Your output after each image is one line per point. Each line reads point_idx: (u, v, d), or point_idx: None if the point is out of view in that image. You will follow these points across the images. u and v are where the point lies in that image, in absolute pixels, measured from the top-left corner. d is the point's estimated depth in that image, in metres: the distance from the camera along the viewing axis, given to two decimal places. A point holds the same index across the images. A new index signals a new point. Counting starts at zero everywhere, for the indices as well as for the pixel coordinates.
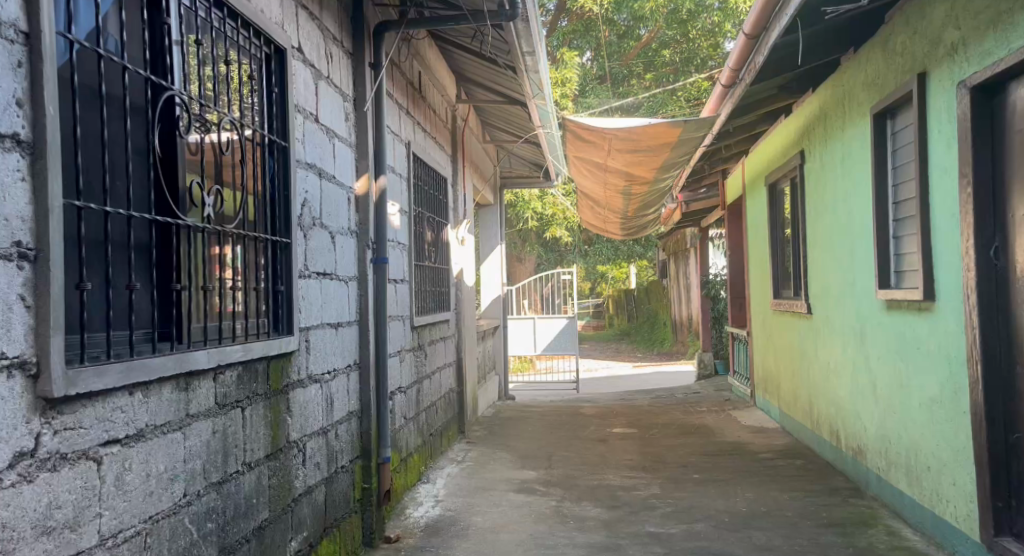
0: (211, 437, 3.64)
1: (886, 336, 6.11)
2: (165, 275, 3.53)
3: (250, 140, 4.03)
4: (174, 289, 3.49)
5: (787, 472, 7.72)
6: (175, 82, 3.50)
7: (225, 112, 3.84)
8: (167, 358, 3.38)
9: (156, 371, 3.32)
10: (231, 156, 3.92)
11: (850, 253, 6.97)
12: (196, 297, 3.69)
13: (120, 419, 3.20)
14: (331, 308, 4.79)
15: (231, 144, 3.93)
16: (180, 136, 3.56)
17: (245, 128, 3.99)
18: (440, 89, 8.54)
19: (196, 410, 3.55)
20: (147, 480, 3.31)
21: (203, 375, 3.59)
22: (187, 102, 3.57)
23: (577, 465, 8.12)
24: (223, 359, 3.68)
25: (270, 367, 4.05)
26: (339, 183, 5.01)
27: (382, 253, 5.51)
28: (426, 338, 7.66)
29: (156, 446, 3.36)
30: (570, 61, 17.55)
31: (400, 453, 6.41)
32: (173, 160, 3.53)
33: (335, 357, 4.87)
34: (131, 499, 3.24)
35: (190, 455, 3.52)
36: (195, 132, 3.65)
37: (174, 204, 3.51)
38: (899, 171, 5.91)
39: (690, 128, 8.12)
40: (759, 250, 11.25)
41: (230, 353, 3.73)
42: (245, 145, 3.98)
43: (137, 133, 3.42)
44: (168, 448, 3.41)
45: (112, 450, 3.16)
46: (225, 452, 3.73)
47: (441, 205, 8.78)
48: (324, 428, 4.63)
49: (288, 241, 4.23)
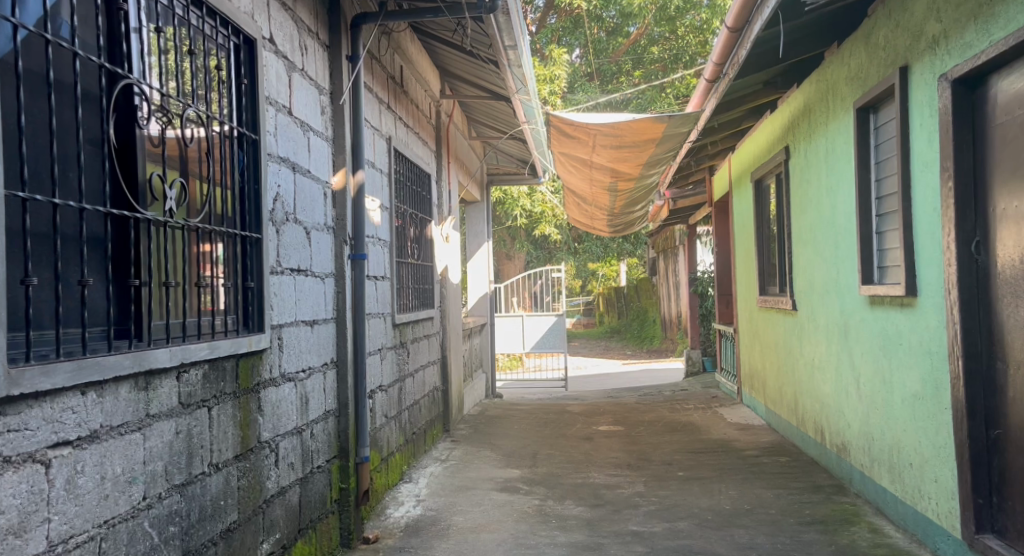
0: (174, 438, 3.57)
1: (869, 332, 6.06)
2: (122, 269, 3.46)
3: (217, 133, 3.96)
4: (132, 283, 3.43)
5: (772, 469, 7.67)
6: (131, 71, 3.45)
7: (189, 103, 3.77)
8: (124, 357, 3.31)
9: (111, 370, 3.25)
10: (196, 149, 3.86)
11: (834, 249, 6.92)
12: (156, 292, 3.62)
13: (72, 420, 3.13)
14: (306, 305, 4.73)
15: (195, 137, 3.85)
16: (139, 127, 3.50)
17: (211, 119, 3.92)
18: (423, 85, 8.48)
19: (157, 410, 3.49)
20: (102, 483, 3.24)
21: (164, 374, 3.53)
22: (146, 92, 3.52)
23: (562, 464, 8.06)
24: (186, 357, 3.61)
25: (239, 365, 3.99)
26: (315, 178, 4.94)
27: (360, 250, 5.45)
28: (409, 336, 7.59)
29: (112, 448, 3.28)
30: (558, 58, 17.50)
31: (380, 453, 6.34)
32: (128, 151, 3.48)
33: (310, 355, 4.81)
34: (84, 503, 3.17)
35: (150, 457, 3.45)
36: (155, 124, 3.59)
37: (129, 197, 3.46)
38: (882, 165, 5.87)
39: (674, 123, 8.06)
40: (745, 246, 11.20)
41: (195, 352, 3.66)
42: (212, 138, 3.92)
43: (90, 123, 3.36)
44: (125, 450, 3.34)
45: (63, 452, 3.09)
46: (189, 453, 3.66)
47: (425, 201, 8.72)
48: (298, 427, 4.57)
49: (259, 236, 4.16)
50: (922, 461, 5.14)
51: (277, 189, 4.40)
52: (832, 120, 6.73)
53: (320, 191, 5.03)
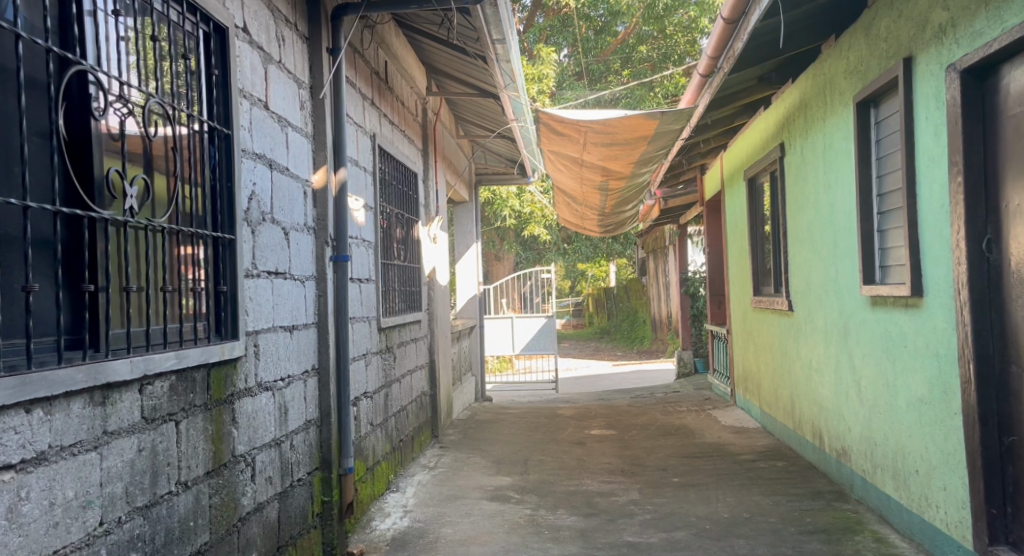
0: (136, 456, 3.35)
1: (871, 334, 5.86)
2: (75, 273, 3.25)
3: (183, 127, 3.74)
4: (85, 288, 3.22)
5: (769, 474, 7.47)
6: (85, 57, 3.25)
7: (151, 94, 3.55)
8: (76, 370, 3.09)
9: (61, 385, 3.03)
10: (160, 145, 3.64)
11: (832, 248, 6.72)
12: (115, 297, 3.40)
13: (15, 441, 2.90)
14: (284, 310, 4.50)
15: (160, 131, 3.64)
16: (94, 119, 3.30)
17: (177, 113, 3.69)
18: (409, 81, 8.27)
19: (115, 427, 3.26)
20: (51, 509, 3.01)
21: (124, 387, 3.31)
22: (103, 81, 3.31)
23: (553, 471, 7.84)
24: (149, 368, 3.39)
25: (210, 375, 3.76)
26: (294, 175, 4.71)
27: (343, 251, 5.22)
28: (395, 340, 7.36)
29: (63, 471, 3.06)
30: (547, 57, 17.29)
31: (365, 462, 6.12)
32: (80, 144, 3.27)
33: (290, 363, 4.58)
34: (31, 533, 2.95)
35: (108, 478, 3.23)
36: (113, 116, 3.38)
37: (81, 195, 3.25)
38: (883, 161, 5.67)
39: (667, 120, 7.85)
40: (738, 244, 11.00)
41: (159, 362, 3.44)
42: (178, 133, 3.70)
43: (38, 114, 3.15)
44: (78, 472, 3.11)
45: (4, 478, 2.87)
46: (154, 472, 3.43)
47: (411, 201, 8.50)
48: (277, 439, 4.34)
49: (232, 238, 3.93)
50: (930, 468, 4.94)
51: (252, 187, 4.17)
52: (828, 115, 6.54)
53: (300, 190, 4.80)
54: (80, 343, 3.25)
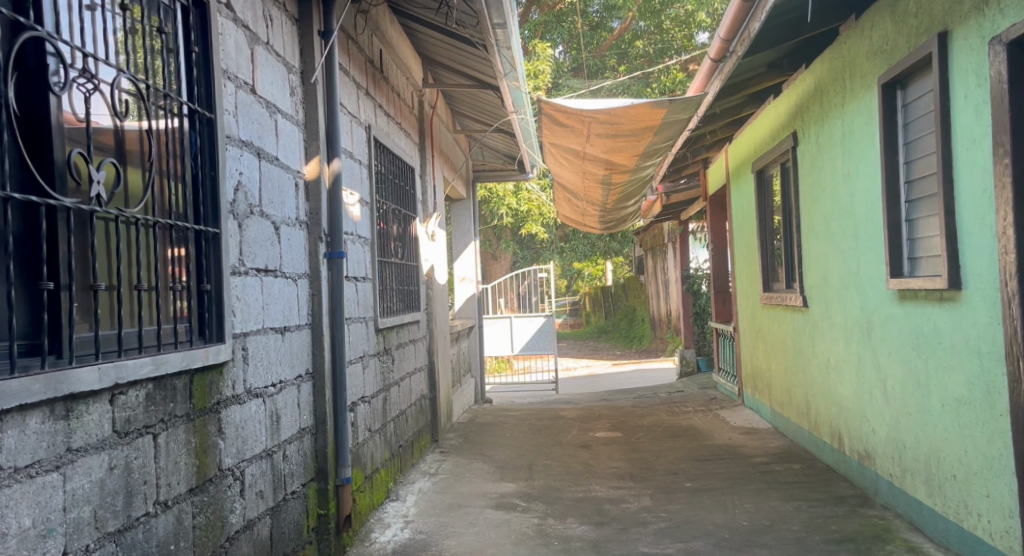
0: (107, 475, 3.02)
1: (899, 329, 5.54)
2: (31, 267, 2.92)
3: (157, 108, 3.40)
4: (42, 287, 2.89)
5: (787, 478, 7.15)
6: (43, 27, 2.93)
7: (120, 70, 3.22)
8: (33, 381, 2.75)
9: (15, 397, 2.69)
10: (133, 128, 3.31)
11: (853, 240, 6.40)
12: (80, 296, 3.07)
13: None
14: (275, 310, 4.16)
15: (132, 112, 3.30)
16: (53, 94, 2.97)
17: (151, 94, 3.36)
18: (405, 73, 7.93)
19: (81, 444, 2.93)
20: (4, 541, 2.68)
21: (91, 398, 2.97)
22: (63, 54, 2.99)
23: (560, 476, 7.51)
24: (122, 376, 3.06)
25: (194, 382, 3.42)
26: (284, 165, 4.37)
27: (338, 248, 4.88)
28: (393, 342, 7.02)
29: (19, 497, 2.72)
30: (543, 52, 16.95)
31: (364, 470, 5.78)
32: (36, 125, 2.95)
33: (282, 367, 4.24)
34: None
35: (72, 502, 2.89)
36: (74, 94, 3.05)
37: (38, 183, 2.92)
38: (912, 146, 5.35)
39: (675, 108, 7.51)
40: (745, 239, 10.66)
41: (133, 369, 3.11)
42: (150, 115, 3.36)
43: None
44: (37, 496, 2.78)
45: None
46: (128, 492, 3.09)
47: (409, 197, 8.17)
48: (269, 450, 4.00)
49: (218, 232, 3.60)
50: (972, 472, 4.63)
51: (239, 176, 3.83)
52: (849, 100, 6.22)
53: (291, 181, 4.46)
54: (38, 347, 2.92)
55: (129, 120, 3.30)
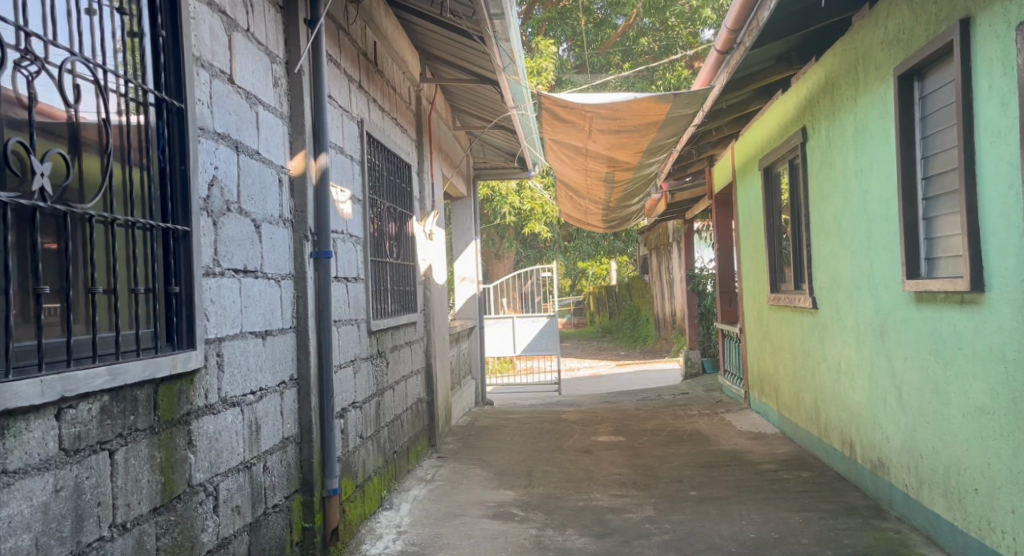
0: (53, 497, 2.82)
1: (916, 334, 5.29)
2: None
3: (117, 94, 3.18)
4: None
5: (796, 487, 6.89)
6: None
7: (72, 52, 3.01)
8: None
9: None
10: (90, 116, 3.09)
11: (866, 240, 6.14)
12: (19, 297, 2.86)
13: None
14: (255, 314, 3.91)
15: (90, 98, 3.09)
16: None
17: (110, 79, 3.15)
18: (402, 66, 7.68)
19: (22, 465, 2.73)
20: None
21: (35, 414, 2.77)
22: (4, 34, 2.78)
23: (561, 483, 7.25)
24: (68, 389, 2.85)
25: (159, 392, 3.23)
26: (266, 159, 4.11)
27: (326, 247, 4.63)
28: (388, 345, 6.77)
29: None
30: (546, 49, 16.69)
31: (354, 479, 5.53)
32: None
33: (263, 375, 3.99)
34: None
35: (13, 528, 2.69)
36: (17, 77, 2.84)
37: None
38: (930, 141, 5.10)
39: (680, 103, 7.25)
40: (752, 239, 10.41)
41: (85, 382, 2.91)
42: (110, 101, 3.15)
43: None
44: None
45: None
46: (78, 515, 2.89)
47: (406, 195, 7.92)
48: (247, 462, 3.75)
49: (188, 230, 3.40)
50: (1007, 483, 4.38)
51: (213, 170, 3.59)
52: (863, 93, 5.96)
53: (274, 176, 4.20)
54: None
55: (85, 107, 3.08)
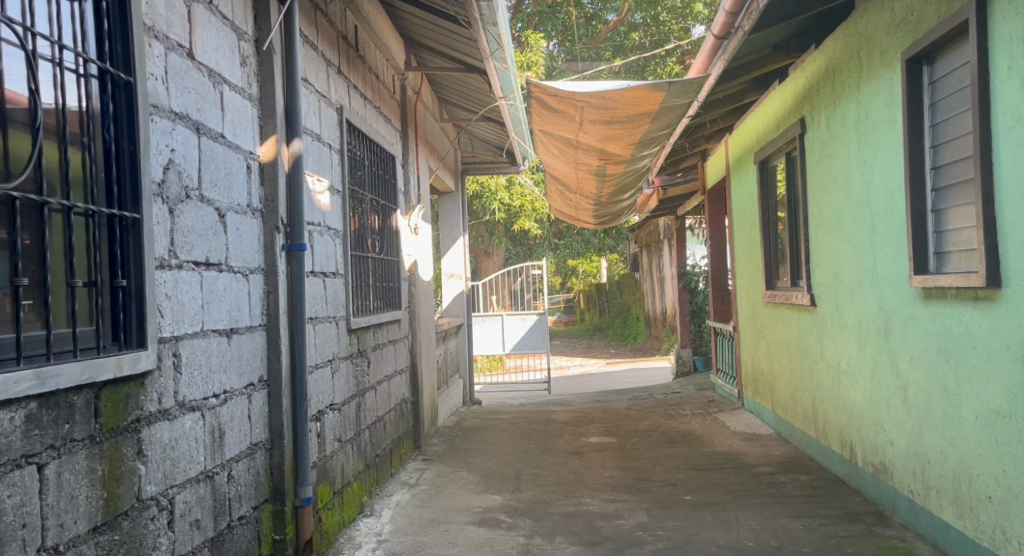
0: None
1: (923, 332, 5.03)
2: None
3: (49, 61, 3.01)
4: None
5: (794, 491, 6.62)
6: None
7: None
8: None
9: None
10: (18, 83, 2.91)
11: (869, 234, 5.87)
12: None
13: None
14: (217, 309, 3.67)
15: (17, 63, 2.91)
16: None
17: (40, 45, 2.98)
18: (386, 54, 7.42)
19: None
20: None
21: None
22: None
23: (550, 487, 6.96)
24: None
25: (101, 397, 3.06)
26: (231, 144, 3.84)
27: (301, 239, 4.34)
28: (370, 343, 6.48)
29: None
30: (536, 43, 16.40)
31: (331, 485, 5.23)
32: None
33: (231, 376, 3.75)
34: None
35: None
36: None
37: None
38: (941, 129, 4.83)
39: (675, 91, 7.00)
40: (746, 235, 10.14)
41: (9, 387, 2.73)
42: (40, 67, 2.98)
43: None
44: None
45: None
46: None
47: (390, 187, 7.63)
48: (208, 472, 3.55)
49: (138, 217, 3.24)
50: None
51: (169, 152, 3.43)
52: (867, 80, 5.69)
53: (241, 163, 3.91)
54: None
55: (12, 74, 2.90)
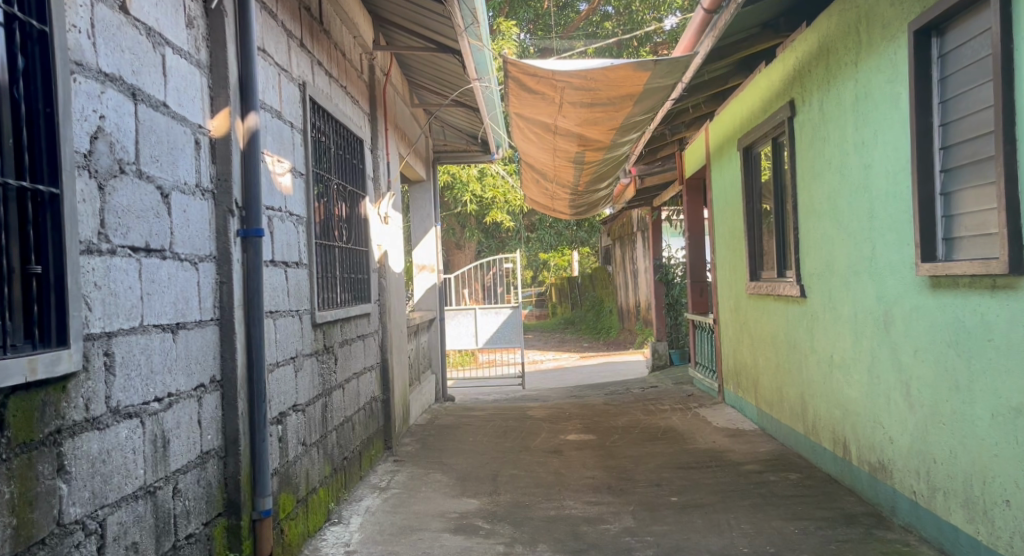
0: None
1: (929, 324, 4.69)
2: None
3: None
4: None
5: (784, 491, 6.27)
6: None
7: None
8: None
9: None
10: None
11: (867, 220, 5.53)
12: None
13: None
14: (158, 300, 3.29)
15: None
16: None
17: None
18: (353, 30, 7.03)
19: None
20: None
21: None
22: None
23: (529, 490, 6.58)
24: None
25: (8, 405, 2.68)
26: (175, 115, 3.45)
27: (258, 225, 3.94)
28: (336, 339, 6.07)
29: None
30: (508, 31, 16.01)
31: (295, 494, 4.84)
32: None
33: (177, 377, 3.38)
34: None
35: None
36: None
37: None
38: (954, 105, 4.50)
39: (660, 70, 6.65)
40: (728, 223, 9.79)
41: None
42: None
43: None
44: None
45: None
46: None
47: (357, 173, 7.20)
48: (149, 486, 3.19)
49: (56, 193, 2.87)
50: None
51: (98, 118, 3.05)
52: (867, 56, 5.34)
53: (187, 137, 3.53)
54: None
55: None
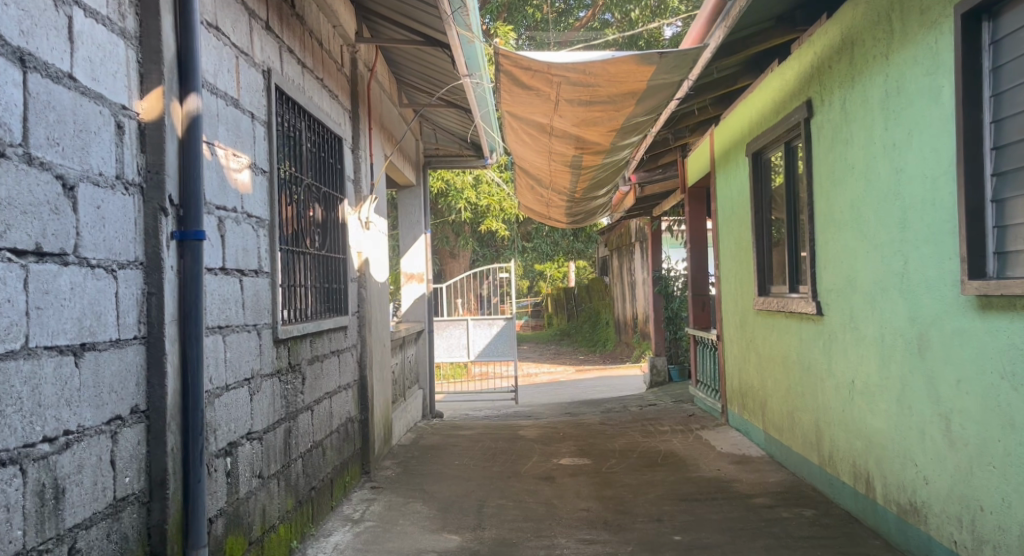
0: None
1: (981, 353, 4.15)
2: None
3: None
4: None
5: (800, 531, 5.68)
6: None
7: None
8: None
9: None
10: None
11: (897, 231, 4.95)
12: None
13: None
14: (48, 315, 2.89)
15: None
16: None
17: None
18: (333, 19, 6.44)
19: None
20: None
21: None
22: None
23: (517, 524, 5.97)
24: None
25: None
26: (87, 91, 3.06)
27: (198, 226, 3.47)
28: (305, 356, 5.48)
29: None
30: (506, 36, 15.31)
31: (246, 534, 4.26)
32: None
33: (78, 409, 3.00)
34: None
35: None
36: None
37: None
38: (1008, 98, 3.94)
39: (667, 64, 6.07)
40: (733, 235, 9.21)
41: None
42: None
43: None
44: None
45: None
46: None
47: (335, 174, 6.61)
48: (30, 549, 2.80)
49: None
50: None
51: None
52: (900, 47, 4.77)
53: (103, 118, 3.12)
54: None
55: None
